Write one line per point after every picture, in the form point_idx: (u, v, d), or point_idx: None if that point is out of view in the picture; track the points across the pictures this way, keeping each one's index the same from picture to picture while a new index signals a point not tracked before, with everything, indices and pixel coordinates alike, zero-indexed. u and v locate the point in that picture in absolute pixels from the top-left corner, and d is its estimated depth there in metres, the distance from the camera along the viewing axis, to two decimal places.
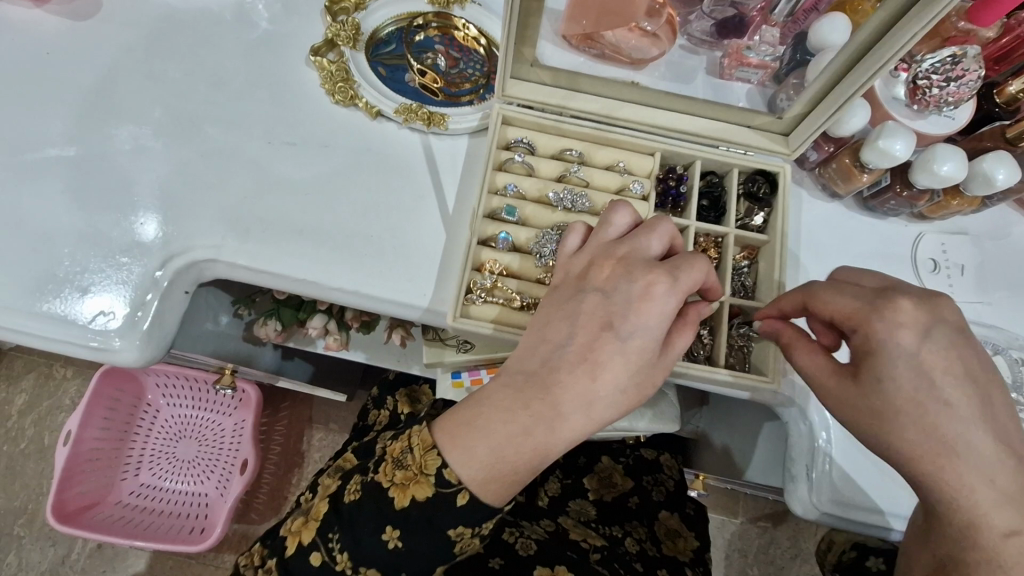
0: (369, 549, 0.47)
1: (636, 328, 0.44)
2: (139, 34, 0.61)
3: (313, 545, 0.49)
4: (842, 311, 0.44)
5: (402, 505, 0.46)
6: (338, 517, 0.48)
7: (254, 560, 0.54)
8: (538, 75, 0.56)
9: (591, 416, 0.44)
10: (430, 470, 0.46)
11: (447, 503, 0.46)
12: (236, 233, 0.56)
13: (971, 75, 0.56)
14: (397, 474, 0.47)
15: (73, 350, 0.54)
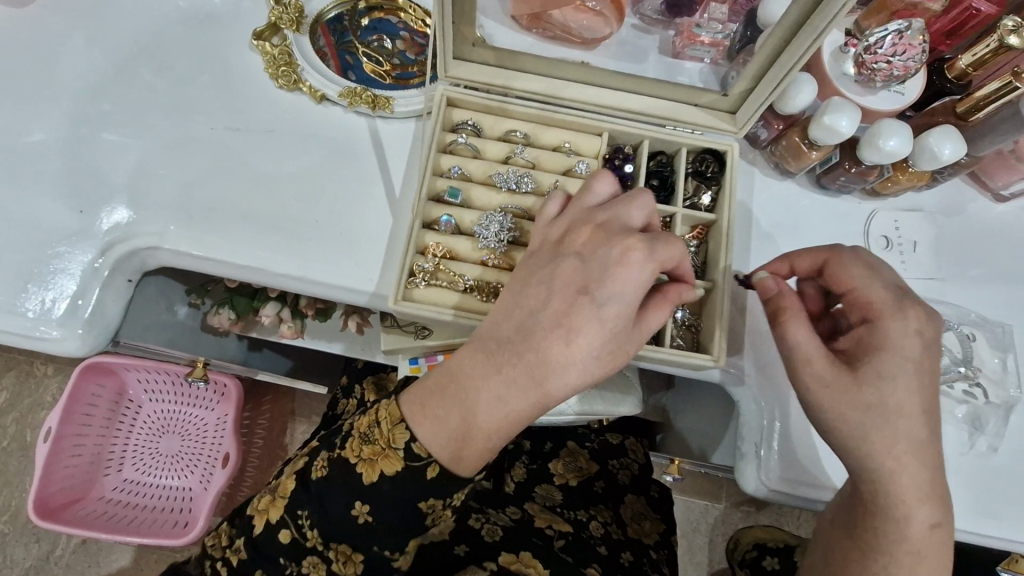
0: (339, 524, 0.47)
1: (613, 294, 0.42)
2: (81, 21, 0.60)
3: (281, 523, 0.48)
4: (868, 297, 0.46)
5: (370, 480, 0.46)
6: (307, 494, 0.48)
7: (221, 539, 0.52)
8: (481, 55, 0.56)
9: (532, 395, 0.44)
10: (398, 443, 0.46)
11: (413, 477, 0.46)
12: (178, 221, 0.55)
13: (915, 49, 0.55)
14: (366, 449, 0.47)
15: (13, 340, 0.53)
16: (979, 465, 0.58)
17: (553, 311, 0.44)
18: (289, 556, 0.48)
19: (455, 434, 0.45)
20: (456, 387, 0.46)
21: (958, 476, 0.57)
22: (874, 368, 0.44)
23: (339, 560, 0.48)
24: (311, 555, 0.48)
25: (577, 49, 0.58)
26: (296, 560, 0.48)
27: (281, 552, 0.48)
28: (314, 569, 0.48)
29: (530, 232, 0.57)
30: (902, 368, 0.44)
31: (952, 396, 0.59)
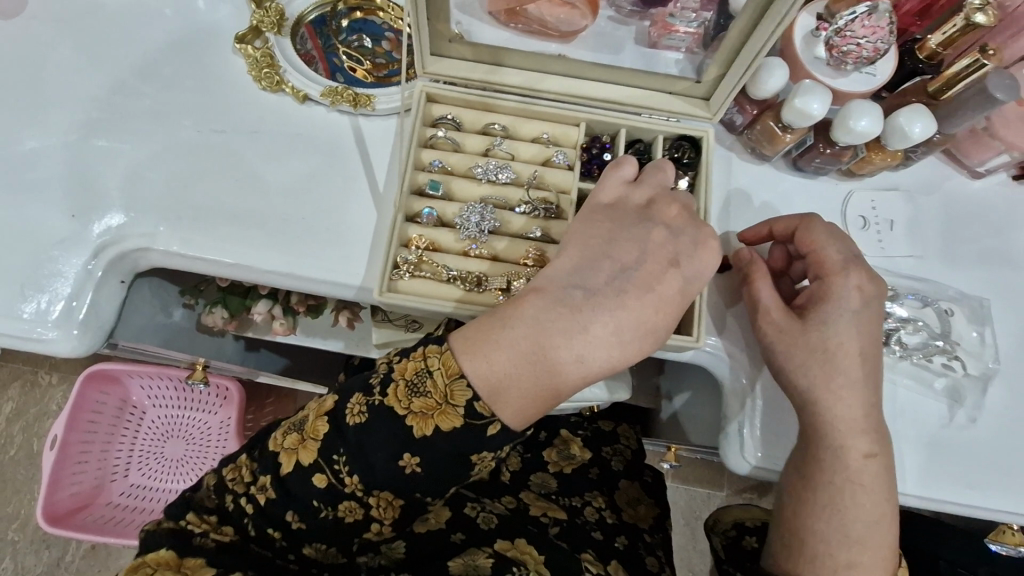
0: (382, 472, 0.46)
1: (698, 272, 0.50)
2: (69, 31, 0.62)
3: (316, 467, 0.47)
4: (821, 261, 0.53)
5: (422, 432, 0.46)
6: (344, 440, 0.46)
7: (243, 475, 0.50)
8: (458, 51, 0.57)
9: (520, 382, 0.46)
10: (458, 401, 0.45)
11: (470, 431, 0.46)
12: (167, 222, 0.57)
13: (883, 30, 0.57)
14: (419, 400, 0.46)
15: (11, 343, 0.55)
16: (958, 435, 0.59)
17: (643, 273, 0.49)
18: (323, 499, 0.47)
19: (513, 389, 0.46)
20: (521, 337, 0.47)
21: (937, 447, 0.59)
22: (819, 318, 0.52)
23: (378, 506, 0.48)
24: (348, 500, 0.47)
25: (555, 41, 0.57)
26: (332, 504, 0.47)
27: (314, 496, 0.47)
28: (348, 513, 0.48)
29: (510, 222, 0.58)
30: (844, 318, 0.51)
31: (932, 369, 0.60)
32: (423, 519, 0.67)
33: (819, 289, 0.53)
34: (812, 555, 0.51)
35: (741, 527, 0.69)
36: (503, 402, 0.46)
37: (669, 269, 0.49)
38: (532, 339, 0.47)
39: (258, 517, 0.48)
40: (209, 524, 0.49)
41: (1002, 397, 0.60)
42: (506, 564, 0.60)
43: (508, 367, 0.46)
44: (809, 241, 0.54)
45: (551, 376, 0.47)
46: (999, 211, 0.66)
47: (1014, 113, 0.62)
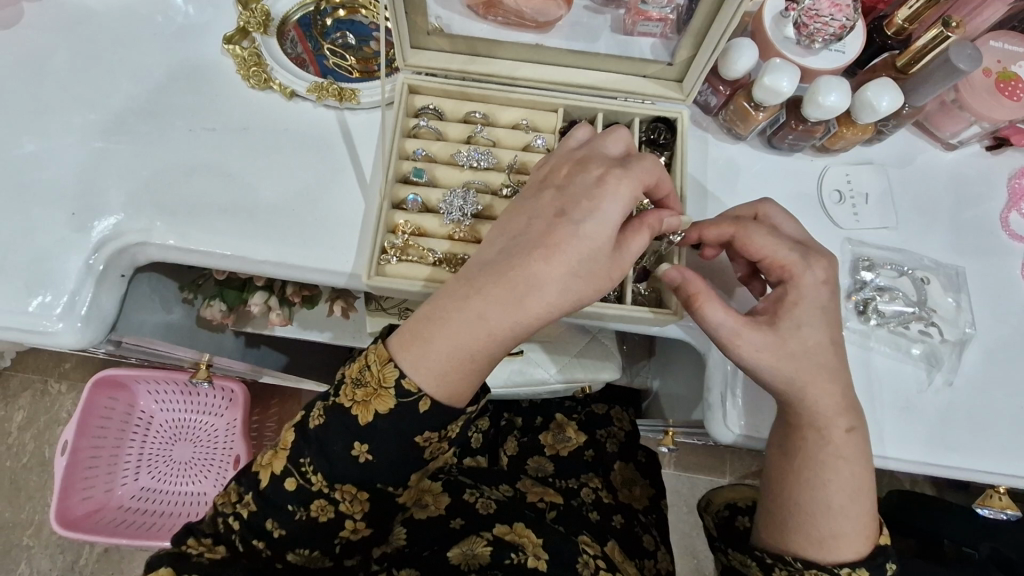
0: (341, 465, 0.49)
1: (588, 213, 0.47)
2: (64, 39, 0.64)
3: (286, 472, 0.50)
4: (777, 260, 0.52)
5: (366, 420, 0.49)
6: (307, 442, 0.50)
7: (229, 496, 0.53)
8: (437, 43, 0.59)
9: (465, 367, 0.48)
10: (389, 382, 0.48)
11: (405, 410, 0.48)
12: (162, 216, 0.59)
13: (847, 8, 0.58)
14: (357, 390, 0.49)
15: (19, 337, 0.58)
16: (936, 400, 0.61)
17: (537, 231, 0.48)
18: (297, 501, 0.50)
19: (456, 376, 0.48)
20: (461, 332, 0.48)
21: (916, 412, 0.60)
22: (790, 323, 0.51)
23: (345, 499, 0.51)
24: (319, 498, 0.50)
25: (532, 32, 0.58)
26: (304, 505, 0.50)
27: (287, 500, 0.50)
28: (322, 511, 0.51)
29: (493, 205, 0.61)
30: (819, 315, 0.51)
31: (909, 336, 0.61)
32: (421, 505, 0.68)
33: (784, 292, 0.52)
34: (794, 520, 0.53)
35: (731, 507, 0.65)
36: (448, 388, 0.49)
37: (556, 222, 0.47)
38: (456, 328, 0.48)
39: (244, 530, 0.51)
40: (206, 547, 0.51)
41: (978, 362, 0.62)
42: (504, 550, 0.63)
43: (442, 352, 0.48)
44: (748, 242, 0.53)
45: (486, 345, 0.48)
46: (972, 181, 0.68)
47: (981, 82, 0.63)
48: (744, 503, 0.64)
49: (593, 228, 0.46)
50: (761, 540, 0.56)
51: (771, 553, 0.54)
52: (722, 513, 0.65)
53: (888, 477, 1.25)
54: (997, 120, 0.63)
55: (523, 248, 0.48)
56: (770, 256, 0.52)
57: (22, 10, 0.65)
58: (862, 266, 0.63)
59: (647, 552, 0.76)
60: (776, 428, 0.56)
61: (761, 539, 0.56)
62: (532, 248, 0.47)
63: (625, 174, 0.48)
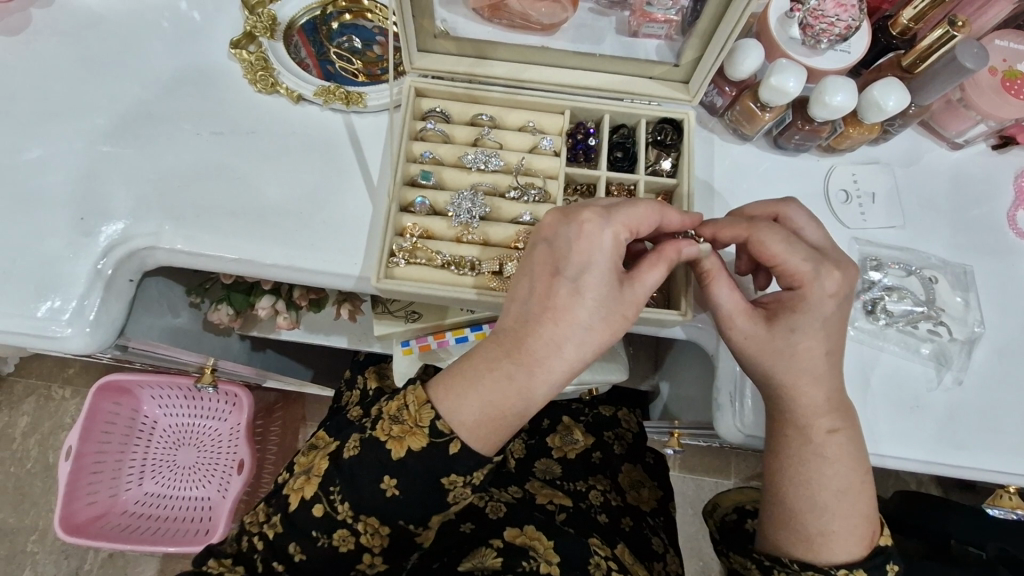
0: (367, 495, 0.50)
1: (578, 266, 0.48)
2: (70, 44, 0.65)
3: (315, 498, 0.51)
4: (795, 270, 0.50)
5: (398, 455, 0.49)
6: (338, 471, 0.51)
7: (258, 516, 0.55)
8: (443, 46, 0.60)
9: (504, 405, 0.49)
10: (424, 422, 0.49)
11: (436, 451, 0.49)
12: (171, 219, 0.59)
13: (852, 8, 0.58)
14: (393, 425, 0.50)
15: (27, 341, 0.58)
16: (945, 398, 0.60)
17: (540, 287, 0.49)
18: (321, 528, 0.50)
19: (493, 426, 0.50)
20: (494, 391, 0.49)
21: (924, 410, 0.60)
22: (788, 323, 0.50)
23: (367, 532, 0.50)
24: (341, 528, 0.50)
25: (537, 35, 0.59)
26: (327, 532, 0.50)
27: (313, 526, 0.50)
28: (343, 542, 0.50)
29: (500, 208, 0.61)
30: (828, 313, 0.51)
31: (918, 335, 0.61)
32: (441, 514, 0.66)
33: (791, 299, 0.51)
34: (787, 517, 0.53)
35: (739, 510, 0.65)
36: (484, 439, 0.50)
37: (554, 280, 0.49)
38: (488, 388, 0.49)
39: (266, 551, 0.51)
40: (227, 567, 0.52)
41: (988, 360, 0.62)
42: (516, 559, 0.60)
43: (479, 406, 0.49)
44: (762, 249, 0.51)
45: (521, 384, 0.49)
46: (978, 180, 0.68)
47: (986, 81, 0.63)
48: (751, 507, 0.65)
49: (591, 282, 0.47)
50: (761, 544, 0.55)
51: (768, 554, 0.54)
52: (732, 516, 0.65)
53: (894, 478, 1.25)
54: (1003, 119, 0.64)
55: (536, 305, 0.49)
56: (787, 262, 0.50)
57: (30, 16, 0.65)
58: (869, 265, 0.63)
59: (656, 554, 0.76)
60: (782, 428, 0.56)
61: (763, 542, 0.55)
62: (539, 301, 0.49)
63: (604, 220, 0.48)
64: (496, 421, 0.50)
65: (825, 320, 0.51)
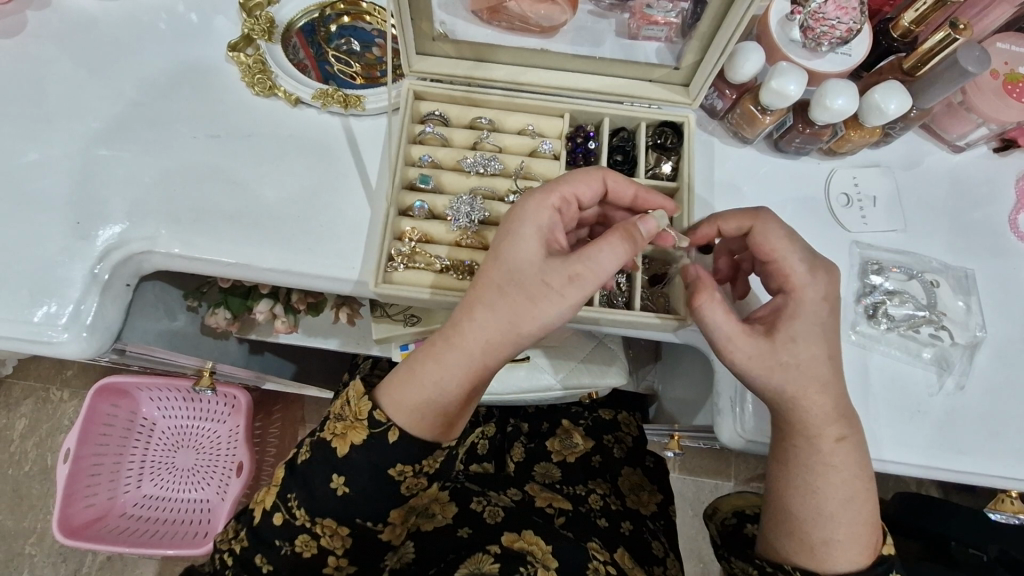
0: (321, 498, 0.51)
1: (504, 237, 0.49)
2: (67, 47, 0.64)
3: (275, 507, 0.53)
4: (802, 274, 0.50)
5: (343, 452, 0.51)
6: (294, 479, 0.53)
7: (226, 533, 0.57)
8: (442, 49, 0.59)
9: (434, 396, 0.50)
10: (363, 415, 0.51)
11: (377, 442, 0.50)
12: (168, 224, 0.59)
13: (852, 11, 0.58)
14: (337, 424, 0.52)
15: (24, 346, 0.57)
16: (947, 403, 0.60)
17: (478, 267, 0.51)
18: (282, 537, 0.52)
19: (429, 407, 0.50)
20: (429, 370, 0.50)
21: (925, 415, 0.60)
22: (795, 334, 0.50)
23: (326, 534, 0.52)
24: (302, 533, 0.52)
25: (535, 37, 0.58)
26: (289, 539, 0.52)
27: (275, 534, 0.53)
28: (305, 547, 0.53)
29: (499, 212, 0.61)
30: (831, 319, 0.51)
31: (919, 340, 0.61)
32: (429, 516, 0.70)
33: (785, 303, 0.52)
34: (792, 526, 0.52)
35: (738, 515, 0.65)
36: (419, 421, 0.50)
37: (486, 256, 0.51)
38: (423, 368, 0.50)
39: (236, 564, 0.54)
40: None
41: (991, 364, 0.62)
42: (512, 564, 0.60)
43: (414, 391, 0.50)
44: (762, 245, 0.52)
45: (450, 363, 0.49)
46: (979, 183, 0.68)
47: (988, 84, 0.62)
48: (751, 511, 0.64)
49: (519, 251, 0.48)
50: (760, 548, 0.56)
51: (769, 561, 0.54)
52: (731, 521, 0.64)
53: (893, 481, 1.25)
54: (1004, 122, 0.63)
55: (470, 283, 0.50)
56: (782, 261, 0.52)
57: (26, 18, 0.65)
58: (870, 269, 0.63)
59: (656, 559, 0.76)
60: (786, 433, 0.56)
61: (763, 549, 0.55)
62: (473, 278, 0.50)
63: (529, 193, 0.50)
64: (426, 411, 0.50)
65: (828, 326, 0.50)
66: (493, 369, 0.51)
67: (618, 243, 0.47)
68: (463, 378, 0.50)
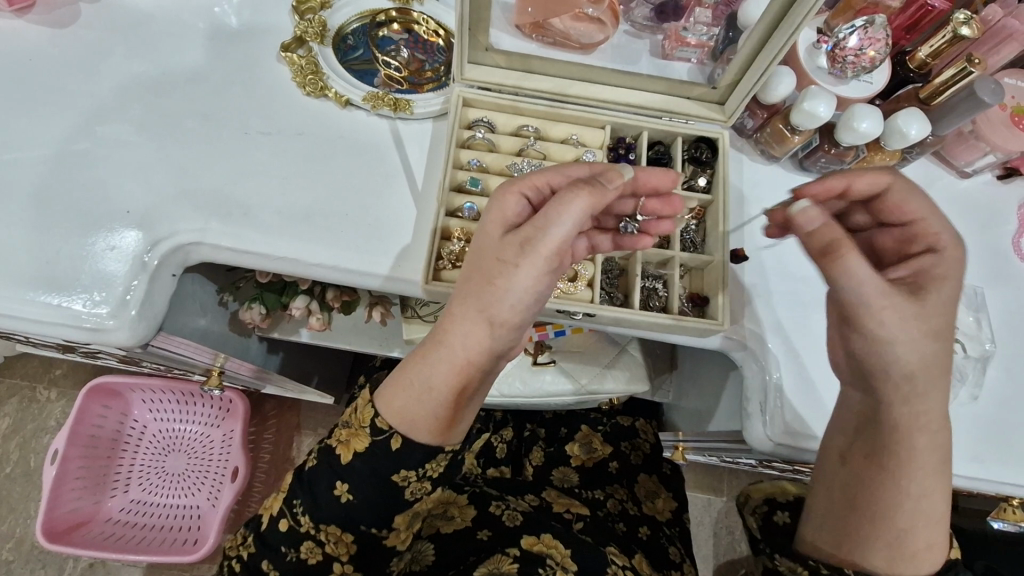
0: (324, 506, 0.50)
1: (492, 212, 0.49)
2: (117, 38, 0.65)
3: (281, 513, 0.52)
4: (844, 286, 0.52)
5: (347, 459, 0.50)
6: (300, 485, 0.51)
7: (237, 539, 0.56)
8: (493, 59, 0.61)
9: (419, 405, 0.48)
10: (367, 422, 0.49)
11: (379, 447, 0.49)
12: (217, 217, 0.60)
13: (881, 41, 0.61)
14: (343, 430, 0.50)
15: (68, 332, 0.57)
16: (961, 412, 0.64)
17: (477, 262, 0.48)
18: (289, 543, 0.51)
19: (422, 410, 0.48)
20: (421, 369, 0.48)
21: None
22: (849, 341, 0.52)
23: (331, 541, 0.51)
24: (307, 540, 0.51)
25: (576, 53, 0.62)
26: (295, 546, 0.51)
27: (281, 540, 0.51)
28: (311, 553, 0.51)
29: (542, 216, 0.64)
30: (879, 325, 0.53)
31: None
32: (447, 519, 0.70)
33: (932, 261, 0.53)
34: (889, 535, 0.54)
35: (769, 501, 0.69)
36: (412, 423, 0.48)
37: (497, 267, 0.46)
38: (410, 371, 0.48)
39: (244, 572, 0.53)
40: None
41: (999, 377, 0.66)
42: (531, 565, 0.61)
43: (409, 398, 0.48)
44: (902, 203, 0.54)
45: (445, 361, 0.47)
46: (984, 208, 0.72)
47: (998, 116, 0.68)
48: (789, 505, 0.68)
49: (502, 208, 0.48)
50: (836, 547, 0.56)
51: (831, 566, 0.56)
52: (762, 508, 0.69)
53: None
54: (1011, 151, 0.68)
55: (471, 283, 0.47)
56: (928, 221, 0.54)
57: (79, 10, 0.66)
58: None
59: (674, 564, 0.77)
60: (835, 437, 0.59)
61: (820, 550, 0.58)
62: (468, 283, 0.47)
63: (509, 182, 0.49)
64: (413, 417, 0.48)
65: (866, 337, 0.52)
66: (486, 367, 0.49)
67: (576, 196, 0.44)
68: (445, 374, 0.47)
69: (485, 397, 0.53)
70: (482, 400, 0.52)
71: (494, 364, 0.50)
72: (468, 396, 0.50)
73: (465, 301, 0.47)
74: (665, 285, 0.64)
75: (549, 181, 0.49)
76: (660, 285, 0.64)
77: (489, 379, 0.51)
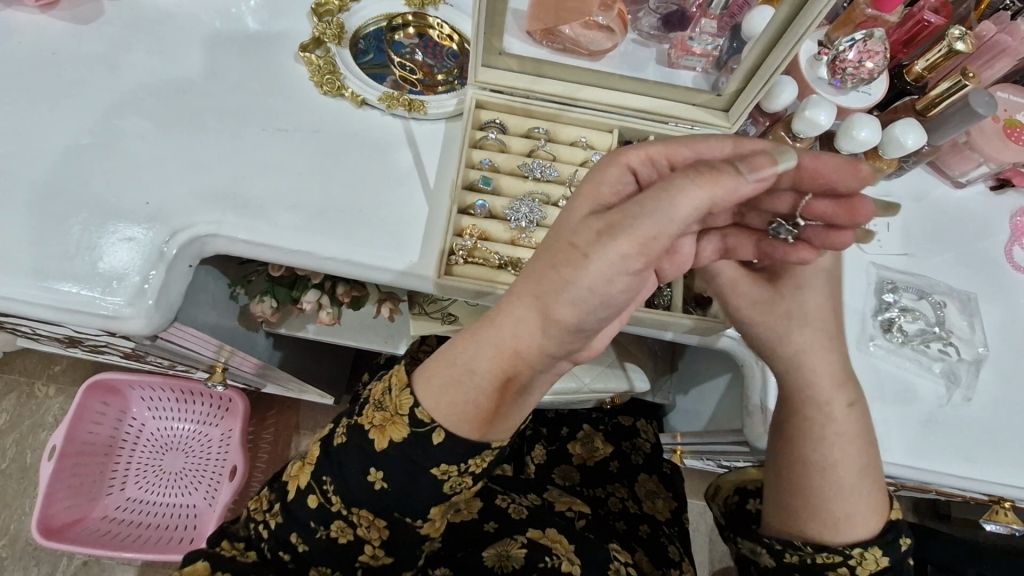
0: (357, 491, 0.51)
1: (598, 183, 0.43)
2: (139, 36, 0.67)
3: (309, 488, 0.52)
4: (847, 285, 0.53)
5: (382, 446, 0.50)
6: (328, 462, 0.52)
7: (262, 504, 0.57)
8: (506, 63, 0.63)
9: (458, 394, 0.48)
10: (404, 410, 0.49)
11: (419, 439, 0.49)
12: (234, 209, 0.61)
13: (879, 55, 0.63)
14: (377, 415, 0.51)
15: (85, 320, 0.59)
16: (954, 412, 0.65)
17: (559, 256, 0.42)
18: (318, 519, 0.52)
19: (465, 402, 0.48)
20: (464, 351, 0.48)
21: (936, 424, 0.65)
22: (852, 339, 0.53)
23: (363, 525, 0.52)
24: (338, 520, 0.52)
25: (584, 59, 0.64)
26: (325, 523, 0.52)
27: (311, 516, 0.52)
28: (341, 533, 0.53)
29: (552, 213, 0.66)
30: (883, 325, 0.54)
31: (929, 354, 0.66)
32: (455, 509, 0.69)
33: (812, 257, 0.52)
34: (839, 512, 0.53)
35: (739, 490, 0.64)
36: (452, 413, 0.48)
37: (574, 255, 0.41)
38: (455, 350, 0.48)
39: (271, 540, 0.54)
40: (239, 550, 0.55)
41: (993, 379, 0.67)
42: (538, 553, 0.64)
43: (450, 386, 0.48)
44: None
45: (497, 351, 0.46)
46: (977, 217, 0.74)
47: (991, 128, 0.70)
48: (753, 485, 0.63)
49: (605, 181, 0.43)
50: (782, 524, 0.56)
51: (780, 539, 0.55)
52: (733, 498, 0.64)
53: None
54: (1003, 162, 0.70)
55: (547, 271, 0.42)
56: None
57: (102, 8, 0.68)
58: (886, 288, 0.68)
59: (673, 562, 0.77)
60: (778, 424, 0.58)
61: (768, 527, 0.57)
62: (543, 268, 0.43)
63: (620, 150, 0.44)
64: (455, 405, 0.48)
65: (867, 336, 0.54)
66: (535, 360, 0.47)
67: (687, 185, 0.37)
68: (490, 363, 0.47)
69: (531, 399, 0.51)
70: (528, 401, 0.51)
71: (548, 363, 0.48)
72: (514, 393, 0.49)
73: (524, 291, 0.44)
74: (669, 284, 0.66)
75: (669, 154, 0.43)
76: (664, 285, 0.66)
77: (537, 382, 0.50)
